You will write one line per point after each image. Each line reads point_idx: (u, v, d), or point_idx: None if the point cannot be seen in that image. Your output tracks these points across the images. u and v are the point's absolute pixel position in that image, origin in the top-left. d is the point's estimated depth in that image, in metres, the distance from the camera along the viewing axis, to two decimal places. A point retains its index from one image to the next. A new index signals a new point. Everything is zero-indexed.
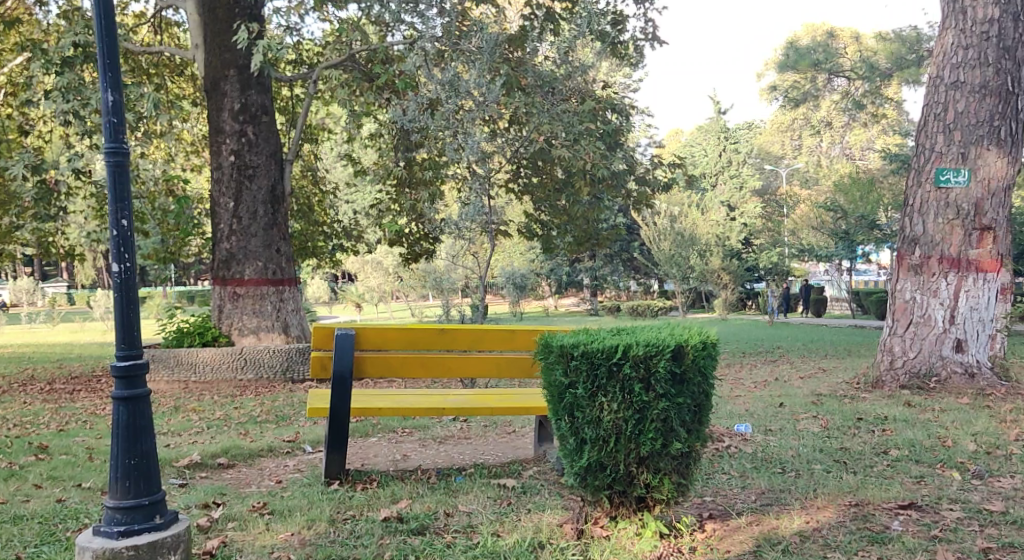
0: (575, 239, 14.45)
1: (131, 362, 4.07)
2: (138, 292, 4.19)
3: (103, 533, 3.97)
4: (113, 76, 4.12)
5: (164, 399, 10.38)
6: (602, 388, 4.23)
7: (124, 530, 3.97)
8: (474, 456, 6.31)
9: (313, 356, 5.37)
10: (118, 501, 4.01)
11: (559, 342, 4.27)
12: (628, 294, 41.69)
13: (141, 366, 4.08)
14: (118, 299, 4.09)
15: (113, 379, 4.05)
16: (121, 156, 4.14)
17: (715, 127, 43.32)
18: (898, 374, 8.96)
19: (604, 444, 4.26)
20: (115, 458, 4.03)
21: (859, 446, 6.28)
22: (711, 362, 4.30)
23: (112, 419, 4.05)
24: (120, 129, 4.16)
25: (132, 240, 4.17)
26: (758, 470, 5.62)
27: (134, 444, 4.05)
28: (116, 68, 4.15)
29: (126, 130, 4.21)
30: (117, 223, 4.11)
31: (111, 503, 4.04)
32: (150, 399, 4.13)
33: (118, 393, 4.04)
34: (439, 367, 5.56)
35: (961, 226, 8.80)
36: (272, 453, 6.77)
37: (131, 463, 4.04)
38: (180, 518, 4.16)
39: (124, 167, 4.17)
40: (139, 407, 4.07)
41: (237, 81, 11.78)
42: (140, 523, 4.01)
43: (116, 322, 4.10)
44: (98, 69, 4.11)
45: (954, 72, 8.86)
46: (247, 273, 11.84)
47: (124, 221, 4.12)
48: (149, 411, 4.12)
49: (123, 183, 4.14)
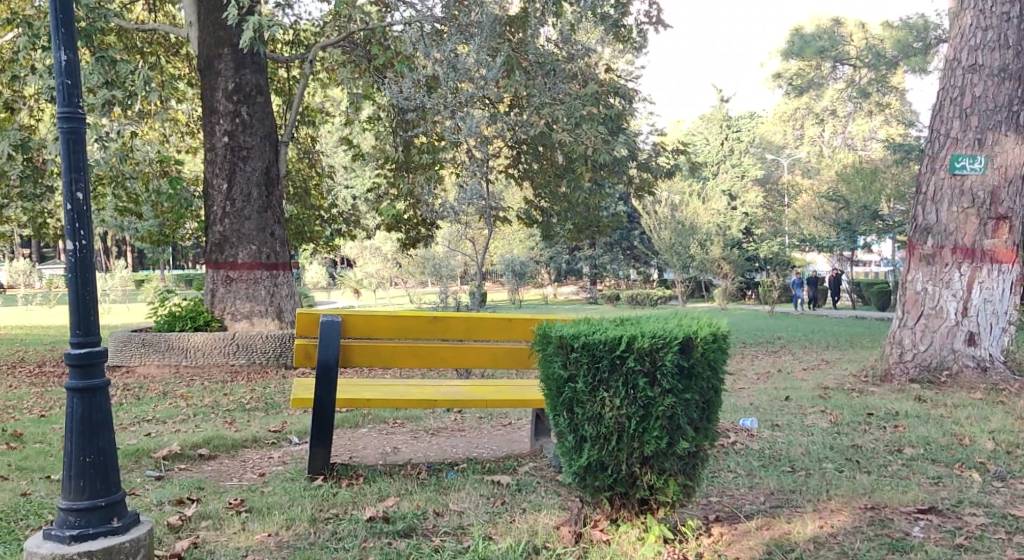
0: (575, 225, 14.12)
1: (87, 350, 3.78)
2: (97, 271, 3.90)
3: (55, 536, 3.71)
4: (67, 33, 3.81)
5: (152, 385, 10.11)
6: (604, 382, 3.94)
7: (77, 534, 3.71)
8: (467, 450, 6.01)
9: (296, 344, 5.06)
10: (72, 502, 3.74)
11: (558, 333, 3.97)
12: (628, 283, 41.38)
13: (98, 354, 3.80)
14: (73, 279, 3.79)
15: (66, 368, 3.77)
16: (76, 121, 3.83)
17: (717, 116, 43.00)
18: (908, 366, 8.67)
19: (605, 443, 3.97)
20: (69, 455, 3.76)
21: (871, 443, 6.00)
22: (721, 356, 3.99)
23: (66, 412, 3.77)
24: (75, 92, 3.85)
25: (88, 215, 3.87)
26: (766, 469, 5.33)
27: (89, 441, 3.78)
28: (71, 26, 3.84)
29: (82, 94, 3.91)
30: (71, 195, 3.81)
31: (64, 503, 3.77)
32: (108, 391, 3.84)
33: (73, 384, 3.76)
34: (431, 357, 5.25)
35: (976, 214, 8.49)
36: (256, 444, 6.47)
37: (86, 461, 3.76)
38: (142, 520, 3.88)
39: (80, 133, 3.87)
40: (96, 399, 3.79)
41: (231, 59, 11.44)
42: (95, 527, 3.74)
43: (71, 305, 3.81)
44: (51, 27, 3.80)
45: (972, 55, 8.55)
46: (239, 257, 11.53)
47: (79, 194, 3.82)
48: (107, 404, 3.83)
49: (78, 152, 3.84)
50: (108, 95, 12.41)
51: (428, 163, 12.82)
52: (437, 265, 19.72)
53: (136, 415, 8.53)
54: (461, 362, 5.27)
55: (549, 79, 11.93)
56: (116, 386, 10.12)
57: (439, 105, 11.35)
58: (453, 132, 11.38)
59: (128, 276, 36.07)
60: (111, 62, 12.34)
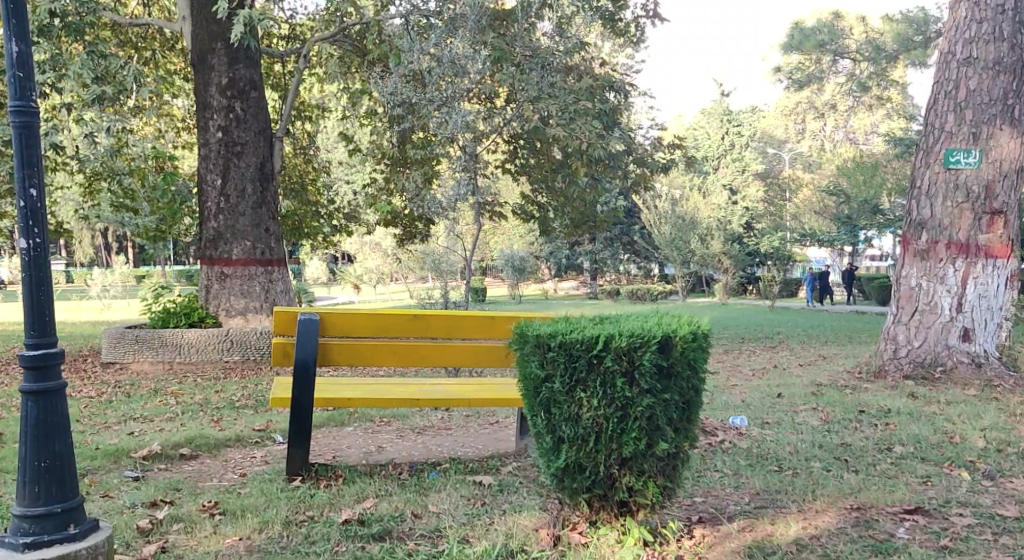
0: (571, 221, 14.00)
1: (42, 352, 3.71)
2: (53, 269, 3.82)
3: (9, 544, 3.65)
4: (18, 24, 3.71)
5: (144, 383, 10.06)
6: (581, 382, 3.85)
7: (32, 542, 3.65)
8: (452, 449, 5.94)
9: (274, 343, 4.99)
10: (27, 508, 3.68)
11: (535, 332, 3.88)
12: (628, 278, 41.26)
13: (54, 356, 3.73)
14: (27, 279, 3.72)
15: (21, 371, 3.70)
16: (28, 115, 3.74)
17: (718, 110, 42.84)
18: (902, 363, 8.58)
19: (583, 444, 3.89)
20: (24, 460, 3.70)
21: (860, 441, 5.91)
22: (701, 355, 3.91)
23: (21, 416, 3.71)
24: (27, 85, 3.75)
25: (43, 212, 3.79)
26: (753, 468, 5.24)
27: (45, 445, 3.72)
28: (21, 16, 3.74)
29: (35, 86, 3.81)
30: (24, 192, 3.73)
31: (19, 509, 3.71)
32: (65, 393, 3.78)
33: (27, 387, 3.69)
34: (412, 355, 5.17)
35: (971, 209, 8.39)
36: (240, 444, 6.40)
37: (41, 466, 3.71)
38: (101, 526, 3.82)
39: (33, 128, 3.78)
40: (52, 402, 3.73)
41: (224, 54, 11.35)
42: (51, 534, 3.68)
43: (25, 306, 3.73)
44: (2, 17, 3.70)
45: (966, 47, 8.45)
46: (232, 253, 11.45)
47: (32, 190, 3.74)
48: (64, 408, 3.77)
49: (31, 146, 3.75)
50: (98, 90, 12.29)
51: (421, 159, 12.73)
52: (435, 261, 19.60)
53: (124, 413, 8.46)
54: (443, 360, 5.20)
55: (536, 71, 11.68)
56: (107, 383, 10.06)
57: (430, 99, 11.25)
58: (440, 125, 11.27)
59: (129, 270, 36.06)
60: (101, 57, 12.23)
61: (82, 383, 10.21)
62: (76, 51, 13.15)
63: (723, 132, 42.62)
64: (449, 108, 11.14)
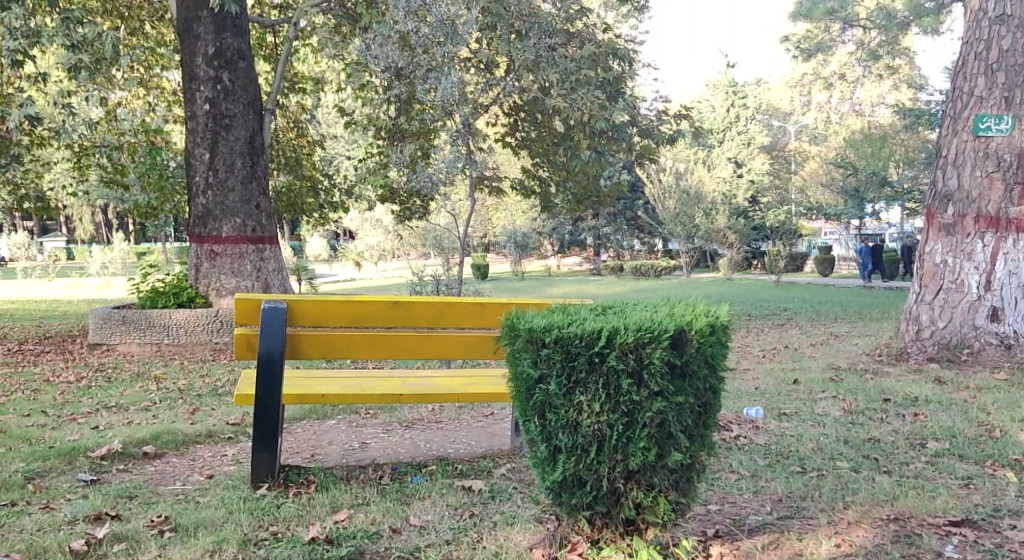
0: (573, 196, 13.10)
1: None
2: None
3: None
4: None
5: (129, 366, 9.58)
6: (580, 383, 3.32)
7: None
8: (442, 446, 5.44)
9: (236, 335, 4.44)
10: None
11: (527, 326, 3.34)
12: (631, 254, 40.70)
13: None
14: None
15: None
16: None
17: (723, 82, 42.03)
18: (925, 345, 8.04)
19: (584, 454, 3.36)
20: None
21: (889, 436, 5.35)
22: (720, 351, 3.36)
23: None
24: None
25: None
26: (773, 470, 4.70)
27: None
28: None
29: None
30: None
31: None
32: None
33: None
34: (391, 348, 4.62)
35: (1002, 180, 7.81)
36: (210, 440, 5.90)
37: None
38: None
39: None
40: None
41: (210, 22, 10.70)
42: None
43: None
44: None
45: (1000, 4, 7.86)
46: (221, 231, 10.89)
47: None
48: None
49: None
50: (74, 59, 11.68)
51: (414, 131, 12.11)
52: (436, 238, 18.96)
53: (98, 402, 7.96)
54: (428, 352, 4.64)
55: (532, 34, 11.05)
56: (89, 367, 9.57)
57: (420, 65, 10.63)
58: (431, 93, 10.67)
59: (128, 249, 35.66)
60: (76, 23, 11.59)
61: (64, 366, 9.73)
62: (54, 20, 12.54)
63: (729, 104, 41.77)
64: (439, 74, 10.53)
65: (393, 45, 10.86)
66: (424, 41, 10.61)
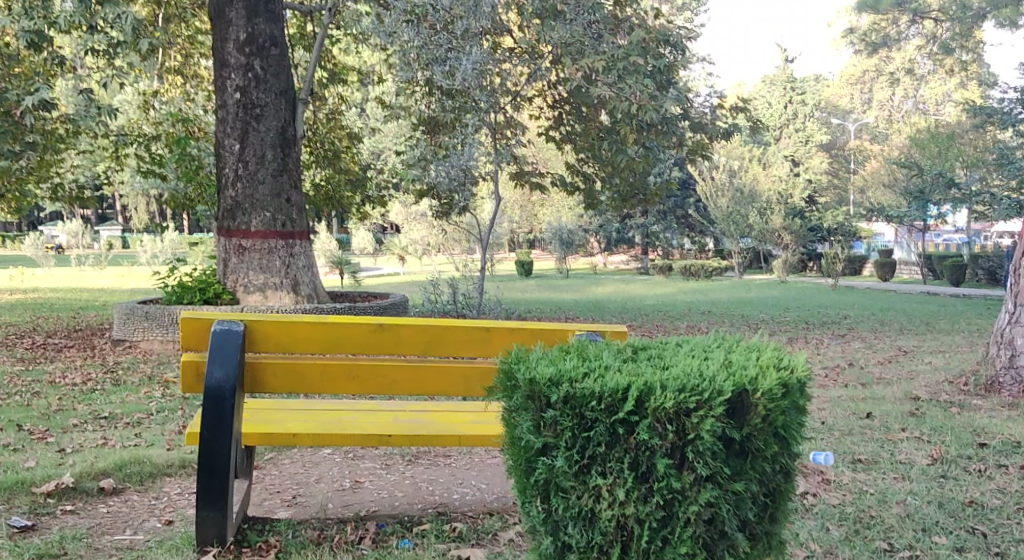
0: (619, 193, 12.07)
1: None
2: None
3: None
4: None
5: (141, 366, 8.85)
6: (598, 460, 2.66)
7: None
8: (447, 490, 4.58)
9: (182, 362, 3.61)
10: None
11: (530, 376, 2.65)
12: (682, 252, 39.36)
13: None
14: None
15: None
16: None
17: (782, 77, 40.26)
18: (1021, 374, 6.96)
19: (602, 556, 2.70)
20: None
21: (994, 499, 4.31)
22: (795, 418, 2.70)
23: None
24: None
25: None
26: (853, 545, 3.74)
27: None
28: None
29: None
30: None
31: None
32: None
33: None
34: (379, 382, 3.72)
35: None
36: (184, 472, 5.09)
37: None
38: None
39: None
40: None
41: (242, 6, 9.88)
42: None
43: None
44: None
45: None
46: (251, 224, 10.09)
47: None
48: None
49: None
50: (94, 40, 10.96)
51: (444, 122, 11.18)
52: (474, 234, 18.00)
53: (90, 411, 7.18)
54: (424, 387, 3.75)
55: (571, 10, 10.07)
56: (99, 367, 8.86)
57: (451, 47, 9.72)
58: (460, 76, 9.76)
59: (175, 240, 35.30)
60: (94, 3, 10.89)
61: (77, 365, 9.06)
62: None
63: (786, 101, 40.06)
64: (467, 55, 9.63)
65: (416, 22, 9.89)
66: (444, 16, 9.82)
